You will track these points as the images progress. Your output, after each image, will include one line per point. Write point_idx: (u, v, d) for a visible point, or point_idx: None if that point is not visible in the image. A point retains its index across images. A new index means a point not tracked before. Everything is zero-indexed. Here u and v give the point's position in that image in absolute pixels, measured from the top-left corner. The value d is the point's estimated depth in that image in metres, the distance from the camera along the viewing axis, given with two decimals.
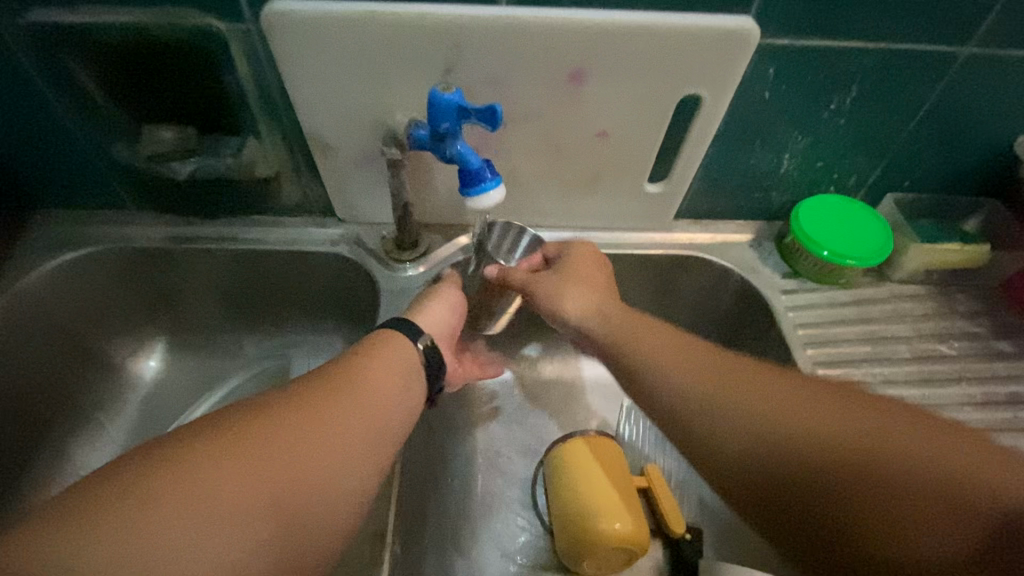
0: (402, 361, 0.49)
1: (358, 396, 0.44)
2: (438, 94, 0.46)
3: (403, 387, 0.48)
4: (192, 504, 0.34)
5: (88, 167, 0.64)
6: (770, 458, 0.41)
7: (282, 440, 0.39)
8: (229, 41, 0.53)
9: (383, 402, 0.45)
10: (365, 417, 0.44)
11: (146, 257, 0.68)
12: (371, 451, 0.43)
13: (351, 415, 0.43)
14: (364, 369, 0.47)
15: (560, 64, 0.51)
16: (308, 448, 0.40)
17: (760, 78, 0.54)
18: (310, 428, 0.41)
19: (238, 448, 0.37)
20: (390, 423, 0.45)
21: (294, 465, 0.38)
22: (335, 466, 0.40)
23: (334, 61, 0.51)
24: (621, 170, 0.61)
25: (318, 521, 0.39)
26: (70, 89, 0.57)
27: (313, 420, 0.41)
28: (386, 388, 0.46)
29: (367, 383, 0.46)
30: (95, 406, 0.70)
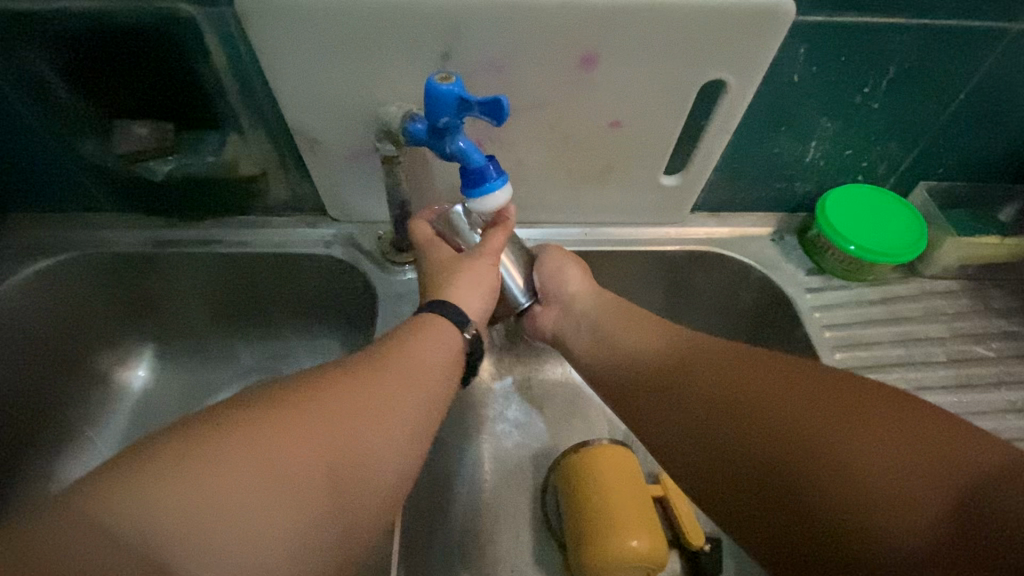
0: (452, 337, 0.46)
1: (409, 370, 0.41)
2: (436, 84, 0.41)
3: (450, 372, 0.44)
4: (247, 461, 0.30)
5: (58, 168, 0.59)
6: (714, 396, 0.41)
7: (335, 408, 0.35)
8: (202, 27, 0.48)
9: (432, 383, 0.42)
10: (413, 383, 0.40)
11: (126, 262, 0.63)
12: (417, 436, 0.39)
13: (403, 391, 0.39)
14: (413, 346, 0.43)
15: (569, 48, 0.46)
16: (360, 413, 0.36)
17: (790, 59, 0.49)
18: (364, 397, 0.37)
19: (297, 408, 0.34)
20: (434, 397, 0.41)
21: (347, 434, 0.35)
22: (383, 445, 0.36)
23: (319, 48, 0.46)
24: (635, 161, 0.56)
25: (364, 487, 0.35)
26: (31, 83, 0.52)
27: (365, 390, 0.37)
28: (434, 371, 0.43)
29: (411, 353, 0.42)
30: (81, 418, 0.66)
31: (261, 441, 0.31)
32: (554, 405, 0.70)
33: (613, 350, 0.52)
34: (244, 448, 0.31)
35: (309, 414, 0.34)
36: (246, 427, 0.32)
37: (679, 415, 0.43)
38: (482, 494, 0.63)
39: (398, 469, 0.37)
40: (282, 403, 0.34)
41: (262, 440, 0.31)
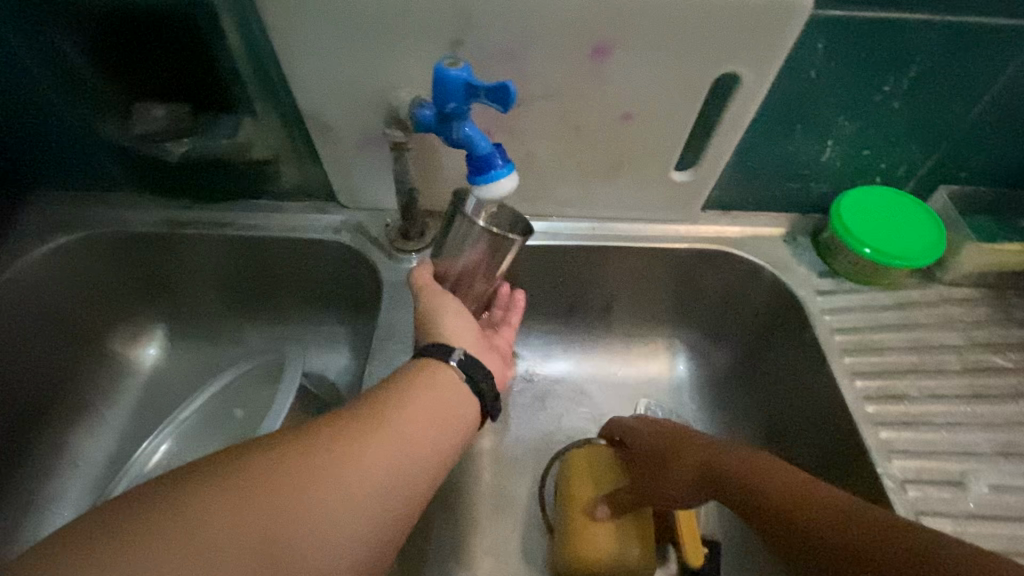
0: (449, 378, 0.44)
1: (387, 439, 0.38)
2: (444, 70, 0.41)
3: (440, 436, 0.41)
4: (180, 536, 0.29)
5: (79, 148, 0.61)
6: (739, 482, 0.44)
7: (309, 466, 0.34)
8: (218, 9, 0.48)
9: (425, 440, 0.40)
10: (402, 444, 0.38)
11: (142, 241, 0.64)
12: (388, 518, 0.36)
13: (381, 448, 0.37)
14: (398, 405, 0.40)
15: (580, 38, 0.46)
16: (325, 476, 0.34)
17: (807, 54, 0.48)
18: (342, 450, 0.36)
19: (254, 473, 0.33)
20: (424, 456, 0.39)
21: (313, 496, 0.33)
22: (345, 521, 0.34)
23: (332, 35, 0.47)
24: (646, 156, 0.56)
25: (321, 554, 0.33)
26: (55, 63, 0.53)
27: (343, 443, 0.36)
28: (421, 442, 0.39)
29: (406, 405, 0.40)
30: (96, 394, 0.67)
31: (211, 509, 0.30)
32: (558, 400, 0.69)
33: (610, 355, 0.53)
34: (206, 506, 0.30)
35: (286, 468, 0.34)
36: (185, 514, 0.30)
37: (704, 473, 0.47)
38: (480, 485, 0.63)
39: (367, 534, 0.35)
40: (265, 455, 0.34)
41: (208, 523, 0.30)
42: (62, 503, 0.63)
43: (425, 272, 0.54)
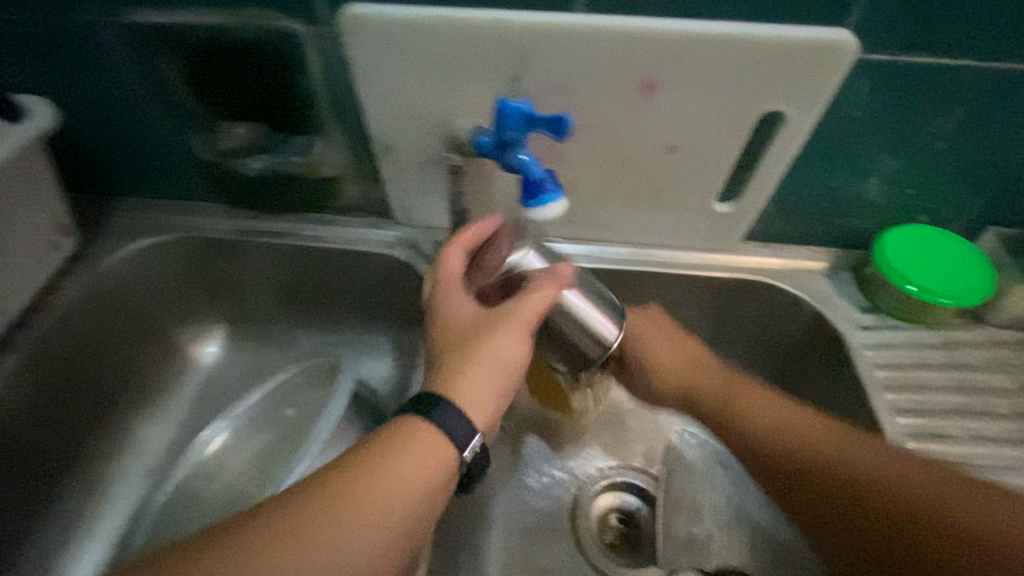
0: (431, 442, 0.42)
1: (361, 514, 0.38)
2: (507, 102, 0.45)
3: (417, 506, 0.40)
4: None
5: (167, 160, 0.67)
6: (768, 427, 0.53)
7: (288, 553, 0.35)
8: (306, 42, 0.53)
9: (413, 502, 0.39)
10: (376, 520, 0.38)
11: (214, 246, 0.70)
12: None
13: (372, 517, 0.38)
14: (378, 471, 0.39)
15: (632, 75, 0.49)
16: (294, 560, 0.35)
17: (852, 94, 0.50)
18: (322, 533, 0.36)
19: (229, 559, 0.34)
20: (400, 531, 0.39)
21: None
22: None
23: (404, 67, 0.51)
24: (689, 187, 0.58)
25: None
26: (157, 85, 0.59)
27: (323, 525, 0.36)
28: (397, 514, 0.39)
29: (385, 473, 0.39)
30: (161, 387, 0.72)
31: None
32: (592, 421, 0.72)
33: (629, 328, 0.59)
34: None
35: (268, 558, 0.34)
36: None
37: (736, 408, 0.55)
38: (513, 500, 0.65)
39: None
40: (242, 548, 0.34)
41: None
42: (122, 487, 0.66)
43: (542, 298, 0.47)
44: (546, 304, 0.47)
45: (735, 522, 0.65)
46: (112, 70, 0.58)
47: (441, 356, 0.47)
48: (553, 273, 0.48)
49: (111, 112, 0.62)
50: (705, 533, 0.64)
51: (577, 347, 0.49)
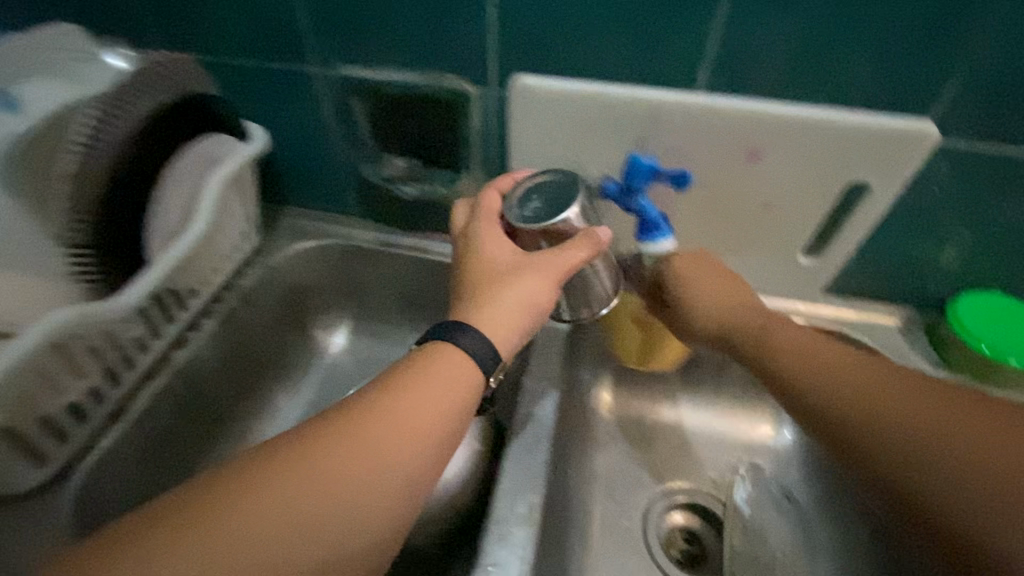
0: (452, 365, 0.49)
1: (392, 418, 0.45)
2: (637, 160, 0.56)
3: (439, 410, 0.47)
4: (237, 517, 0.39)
5: (333, 180, 0.82)
6: (800, 352, 0.56)
7: (340, 448, 0.43)
8: (474, 98, 0.67)
9: (436, 417, 0.47)
10: (410, 424, 0.46)
11: (360, 253, 0.84)
12: (391, 484, 0.44)
13: (400, 421, 0.45)
14: (405, 386, 0.47)
15: (741, 144, 0.60)
16: (340, 460, 0.43)
17: (933, 174, 0.58)
18: (364, 431, 0.44)
19: (295, 463, 0.42)
20: (426, 431, 0.46)
21: (328, 473, 0.42)
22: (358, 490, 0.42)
23: (551, 124, 0.64)
24: (778, 238, 0.67)
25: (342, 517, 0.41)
26: (347, 121, 0.74)
27: (365, 425, 0.44)
28: (424, 417, 0.46)
29: (412, 387, 0.47)
30: (298, 368, 0.85)
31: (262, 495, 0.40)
32: (665, 442, 0.80)
33: (681, 277, 0.61)
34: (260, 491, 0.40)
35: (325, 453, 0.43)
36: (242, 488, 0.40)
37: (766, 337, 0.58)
38: (593, 504, 0.74)
39: (379, 495, 0.43)
40: (308, 446, 0.43)
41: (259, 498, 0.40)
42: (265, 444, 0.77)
43: (576, 256, 0.51)
44: (577, 261, 0.51)
45: (798, 551, 0.71)
46: (313, 108, 0.73)
47: (476, 291, 0.52)
48: (589, 234, 0.52)
49: (301, 140, 0.78)
50: (772, 557, 0.70)
51: (586, 301, 0.58)
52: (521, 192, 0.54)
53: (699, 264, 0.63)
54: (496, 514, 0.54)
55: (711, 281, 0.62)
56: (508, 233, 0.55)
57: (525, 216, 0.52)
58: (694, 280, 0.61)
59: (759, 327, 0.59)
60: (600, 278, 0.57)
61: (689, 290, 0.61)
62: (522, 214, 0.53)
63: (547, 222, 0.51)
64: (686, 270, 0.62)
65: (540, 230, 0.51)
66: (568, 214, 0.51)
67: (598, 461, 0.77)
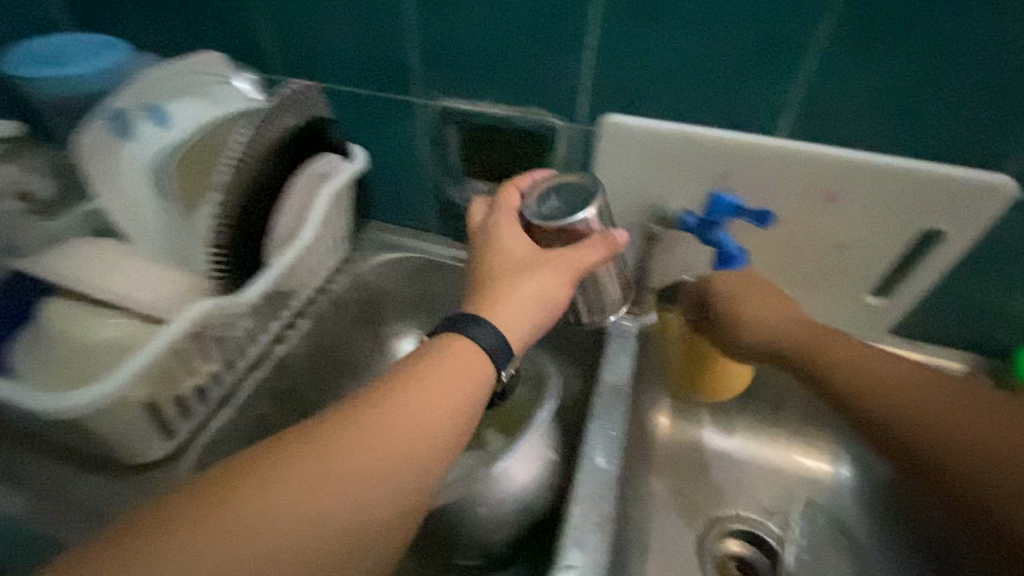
0: (461, 358, 0.50)
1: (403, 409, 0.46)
2: (722, 198, 0.61)
3: (450, 403, 0.47)
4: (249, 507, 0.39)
5: (418, 198, 0.89)
6: (831, 347, 0.62)
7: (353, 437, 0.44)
8: (563, 131, 0.72)
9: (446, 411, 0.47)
10: (418, 416, 0.46)
11: (436, 267, 0.90)
12: (399, 476, 0.44)
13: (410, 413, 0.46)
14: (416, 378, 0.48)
15: (819, 187, 0.64)
16: (352, 450, 0.43)
17: (1009, 225, 0.61)
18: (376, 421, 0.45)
19: (308, 452, 0.42)
20: (436, 424, 0.46)
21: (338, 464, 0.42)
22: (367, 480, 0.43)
23: (636, 159, 0.68)
24: (846, 279, 0.70)
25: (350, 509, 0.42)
26: (439, 146, 0.80)
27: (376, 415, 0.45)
28: (435, 408, 0.47)
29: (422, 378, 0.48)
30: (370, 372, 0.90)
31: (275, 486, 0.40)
32: (721, 469, 0.82)
33: (729, 296, 0.64)
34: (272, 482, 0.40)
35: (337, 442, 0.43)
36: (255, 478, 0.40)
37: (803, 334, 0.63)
38: (652, 525, 0.76)
39: (387, 487, 0.43)
40: (322, 436, 0.43)
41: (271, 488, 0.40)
42: None
43: (593, 254, 0.54)
44: (594, 260, 0.54)
45: None
46: (410, 133, 0.80)
47: (495, 285, 0.54)
48: (605, 235, 0.55)
49: (394, 161, 0.85)
50: None
51: (598, 305, 0.63)
52: (537, 193, 0.57)
53: (749, 283, 0.65)
54: (572, 521, 0.57)
55: (769, 306, 0.64)
56: (523, 229, 0.56)
57: (544, 213, 0.55)
58: (749, 305, 0.63)
59: (800, 331, 0.64)
60: (611, 284, 0.62)
61: (752, 314, 0.63)
62: (541, 212, 0.55)
63: (568, 221, 0.53)
64: (732, 289, 0.64)
65: (557, 228, 0.54)
66: (587, 214, 0.53)
67: (655, 486, 0.79)
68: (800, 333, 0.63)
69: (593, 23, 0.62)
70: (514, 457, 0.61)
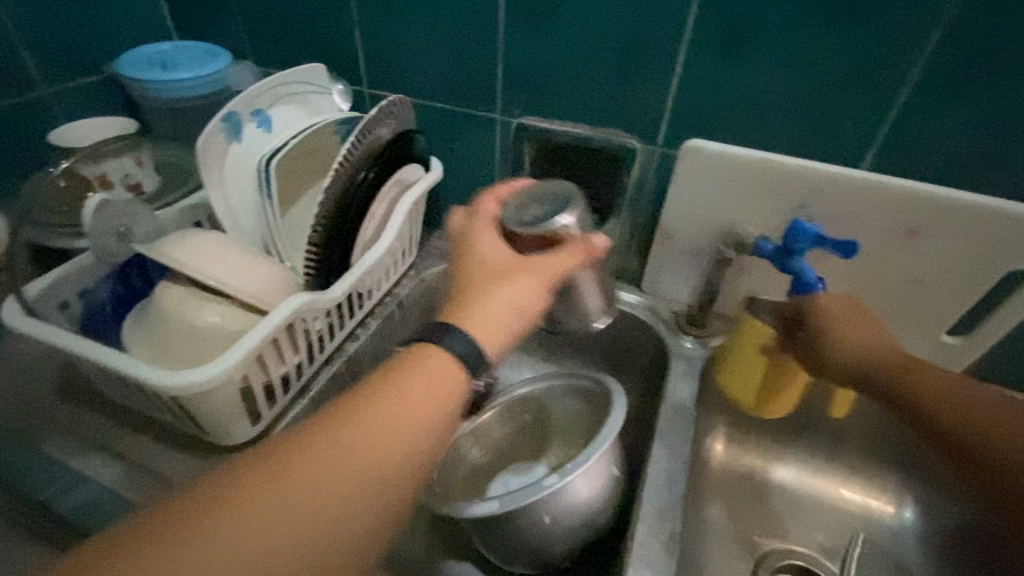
0: (434, 373, 0.47)
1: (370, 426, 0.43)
2: (804, 224, 0.62)
3: (421, 418, 0.45)
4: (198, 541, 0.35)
5: None
6: (883, 353, 0.61)
7: (319, 458, 0.40)
8: (639, 152, 0.74)
9: (418, 425, 0.44)
10: (388, 434, 0.43)
11: None
12: (367, 493, 0.41)
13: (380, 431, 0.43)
14: (384, 395, 0.45)
15: (902, 221, 0.64)
16: (317, 472, 0.40)
17: None
18: (343, 440, 0.41)
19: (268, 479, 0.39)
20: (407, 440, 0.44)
21: (300, 486, 0.39)
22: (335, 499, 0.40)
23: (715, 183, 0.70)
24: (923, 316, 0.69)
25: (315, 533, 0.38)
26: (514, 161, 0.83)
27: (343, 434, 0.42)
28: (405, 425, 0.44)
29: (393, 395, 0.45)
30: None
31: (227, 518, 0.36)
32: (777, 500, 0.81)
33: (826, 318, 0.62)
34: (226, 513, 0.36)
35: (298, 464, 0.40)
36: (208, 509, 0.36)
37: (863, 344, 0.62)
38: (707, 551, 0.74)
39: (355, 507, 0.40)
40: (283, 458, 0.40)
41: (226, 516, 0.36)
42: None
43: (571, 260, 0.53)
44: (570, 267, 0.53)
45: None
46: (487, 147, 0.84)
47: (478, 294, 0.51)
48: (584, 240, 0.54)
49: (467, 172, 0.88)
50: None
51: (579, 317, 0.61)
52: (517, 201, 0.57)
53: (847, 311, 0.63)
54: (639, 537, 0.57)
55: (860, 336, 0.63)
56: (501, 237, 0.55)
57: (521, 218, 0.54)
58: (845, 332, 0.62)
59: (869, 344, 0.62)
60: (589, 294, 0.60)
61: (844, 340, 0.62)
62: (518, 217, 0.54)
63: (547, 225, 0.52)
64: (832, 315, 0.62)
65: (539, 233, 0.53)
66: (567, 219, 0.53)
67: (709, 512, 0.78)
68: (859, 344, 0.62)
69: (683, 49, 0.64)
70: (582, 469, 0.60)
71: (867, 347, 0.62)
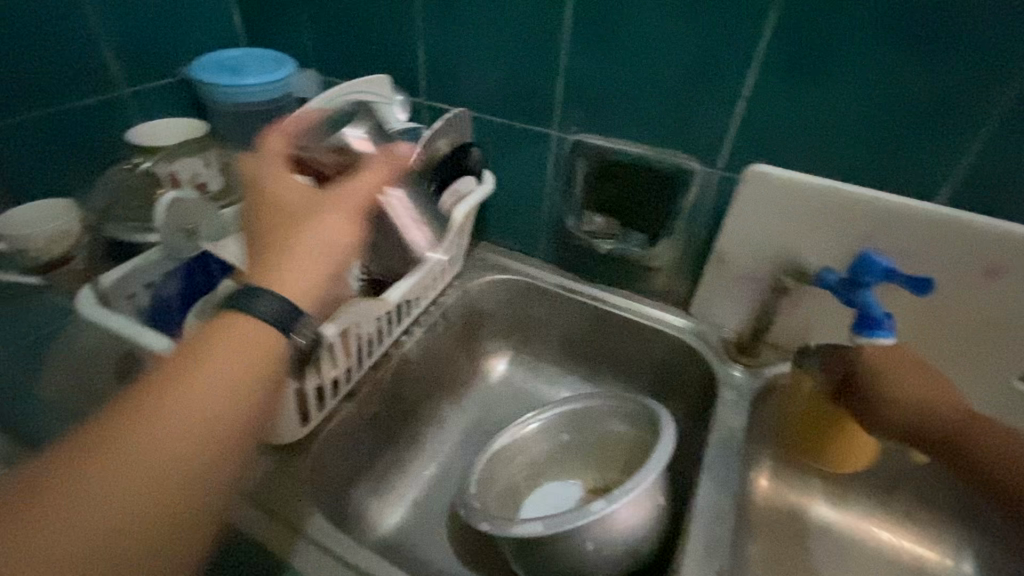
0: (253, 330, 0.42)
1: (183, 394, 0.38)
2: (874, 258, 0.60)
3: (245, 367, 0.41)
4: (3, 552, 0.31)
5: (533, 226, 0.91)
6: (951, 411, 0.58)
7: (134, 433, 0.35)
8: (698, 174, 0.73)
9: (246, 380, 0.40)
10: (206, 392, 0.38)
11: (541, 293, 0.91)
12: (202, 455, 0.37)
13: (203, 396, 0.38)
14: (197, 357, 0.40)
15: (979, 260, 0.61)
16: (130, 449, 0.35)
17: None
18: (155, 409, 0.37)
19: (76, 471, 0.34)
20: (234, 395, 0.39)
21: (110, 468, 0.34)
22: (157, 468, 0.35)
23: (777, 210, 0.68)
24: (997, 362, 0.65)
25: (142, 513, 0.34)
26: (565, 177, 0.82)
27: (156, 404, 0.37)
28: (224, 381, 0.39)
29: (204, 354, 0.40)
30: (465, 387, 0.92)
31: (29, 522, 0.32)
32: (827, 543, 0.77)
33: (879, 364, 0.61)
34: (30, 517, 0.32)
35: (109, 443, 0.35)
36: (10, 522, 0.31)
37: (928, 396, 0.59)
38: None
39: (189, 472, 0.36)
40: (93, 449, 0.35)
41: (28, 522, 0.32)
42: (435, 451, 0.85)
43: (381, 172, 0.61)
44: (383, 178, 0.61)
45: None
46: (539, 162, 0.83)
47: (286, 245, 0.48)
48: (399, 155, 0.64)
49: (518, 187, 0.88)
50: None
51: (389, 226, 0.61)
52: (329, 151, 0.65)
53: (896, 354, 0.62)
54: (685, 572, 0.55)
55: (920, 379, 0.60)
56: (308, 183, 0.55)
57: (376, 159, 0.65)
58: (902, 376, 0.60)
59: (929, 397, 0.59)
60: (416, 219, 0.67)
61: (904, 379, 0.60)
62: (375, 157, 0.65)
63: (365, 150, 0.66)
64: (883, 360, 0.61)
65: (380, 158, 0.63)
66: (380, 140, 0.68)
67: (755, 549, 0.75)
68: (923, 398, 0.59)
69: (751, 74, 0.63)
70: (627, 500, 0.59)
71: (932, 398, 0.59)
